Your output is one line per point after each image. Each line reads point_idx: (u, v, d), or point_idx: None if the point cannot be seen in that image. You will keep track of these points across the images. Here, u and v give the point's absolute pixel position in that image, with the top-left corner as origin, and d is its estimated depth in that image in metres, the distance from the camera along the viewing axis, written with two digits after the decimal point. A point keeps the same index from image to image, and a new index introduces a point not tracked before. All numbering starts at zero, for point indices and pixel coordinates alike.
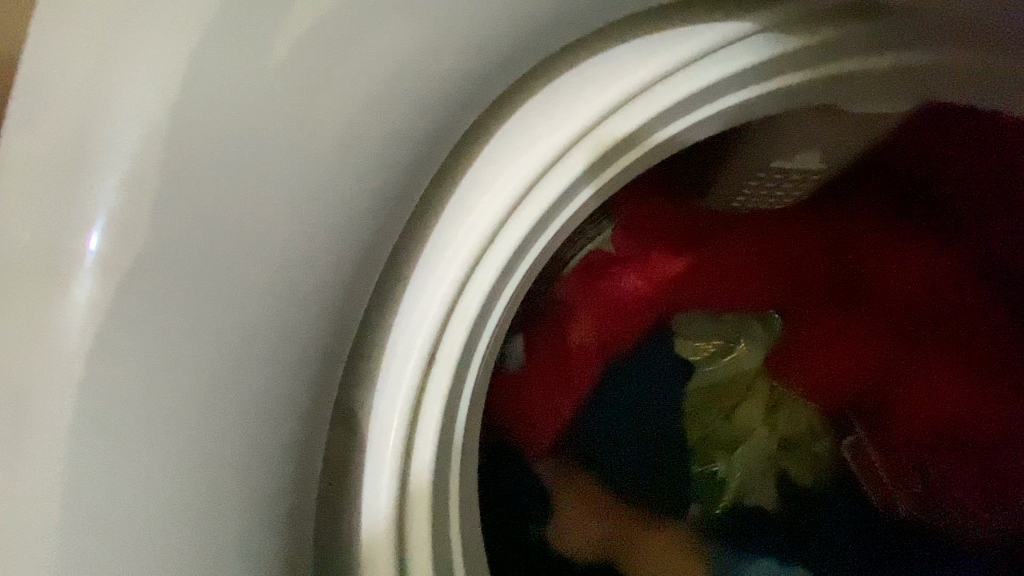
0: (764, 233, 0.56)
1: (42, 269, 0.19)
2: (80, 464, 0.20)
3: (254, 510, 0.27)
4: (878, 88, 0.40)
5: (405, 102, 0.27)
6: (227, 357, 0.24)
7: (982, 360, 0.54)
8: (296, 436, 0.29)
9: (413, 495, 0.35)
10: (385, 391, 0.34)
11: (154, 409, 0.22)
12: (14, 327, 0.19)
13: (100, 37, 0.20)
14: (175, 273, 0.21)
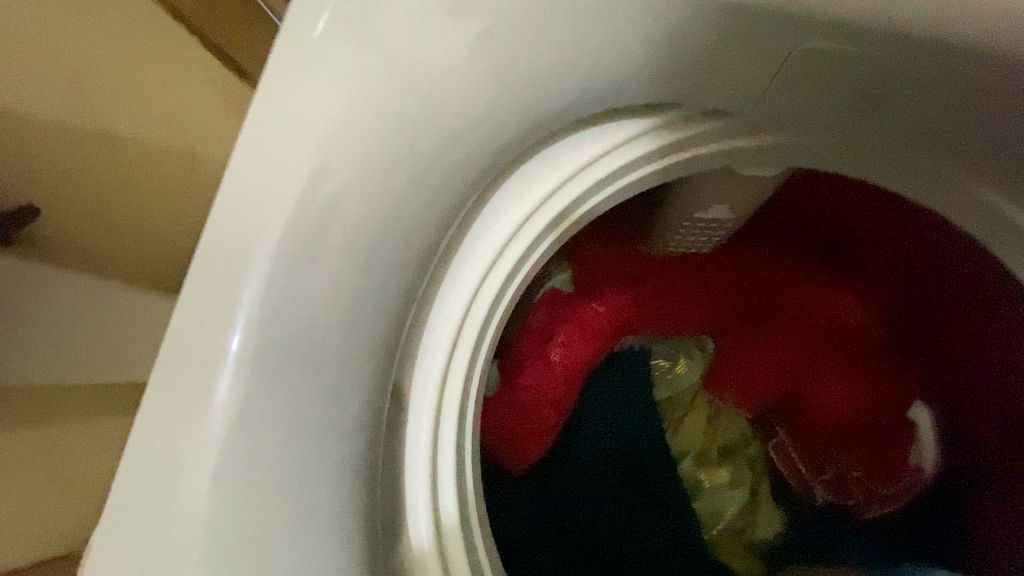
0: (691, 268, 0.67)
1: (227, 293, 0.29)
2: (242, 435, 0.29)
3: (329, 497, 0.32)
4: (822, 167, 0.41)
5: (438, 162, 0.34)
6: (325, 368, 0.32)
7: (868, 364, 0.66)
8: (361, 439, 0.35)
9: (444, 497, 0.38)
10: (414, 402, 0.39)
11: (278, 405, 0.30)
12: (209, 333, 0.29)
13: (266, 152, 0.30)
14: (299, 307, 0.31)
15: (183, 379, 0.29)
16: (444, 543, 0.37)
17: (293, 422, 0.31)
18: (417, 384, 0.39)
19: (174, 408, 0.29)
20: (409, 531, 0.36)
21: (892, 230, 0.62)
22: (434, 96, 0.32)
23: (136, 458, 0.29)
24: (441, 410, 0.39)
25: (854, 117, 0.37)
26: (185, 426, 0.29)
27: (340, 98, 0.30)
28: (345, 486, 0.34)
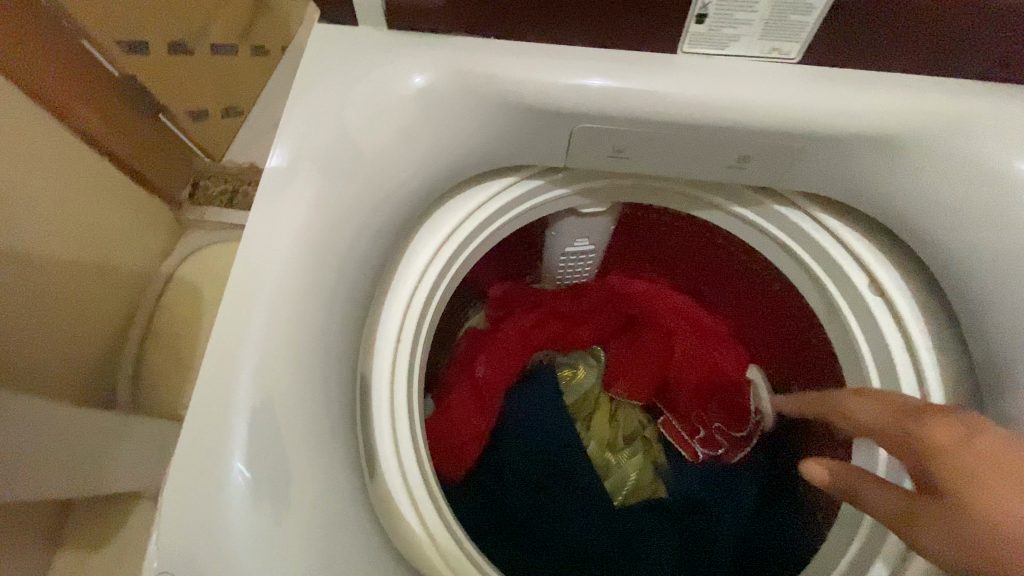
0: (575, 296, 0.85)
1: (236, 333, 0.36)
2: (257, 439, 0.34)
3: (325, 495, 0.36)
4: (639, 194, 0.58)
5: (379, 213, 0.42)
6: (310, 387, 0.37)
7: (713, 346, 0.84)
8: (343, 443, 0.39)
9: (411, 480, 0.42)
10: (376, 403, 0.43)
11: (275, 416, 0.35)
12: (225, 365, 0.36)
13: (261, 226, 0.39)
14: (283, 336, 0.37)
15: (212, 401, 0.35)
16: (423, 510, 0.42)
17: (286, 433, 0.35)
18: (375, 377, 0.44)
19: (206, 422, 0.35)
20: (393, 504, 0.41)
21: (699, 249, 0.77)
22: (370, 164, 0.41)
23: (184, 472, 0.34)
24: (394, 405, 0.44)
25: (643, 178, 0.55)
26: (219, 441, 0.34)
27: (313, 168, 0.39)
28: (337, 484, 0.37)
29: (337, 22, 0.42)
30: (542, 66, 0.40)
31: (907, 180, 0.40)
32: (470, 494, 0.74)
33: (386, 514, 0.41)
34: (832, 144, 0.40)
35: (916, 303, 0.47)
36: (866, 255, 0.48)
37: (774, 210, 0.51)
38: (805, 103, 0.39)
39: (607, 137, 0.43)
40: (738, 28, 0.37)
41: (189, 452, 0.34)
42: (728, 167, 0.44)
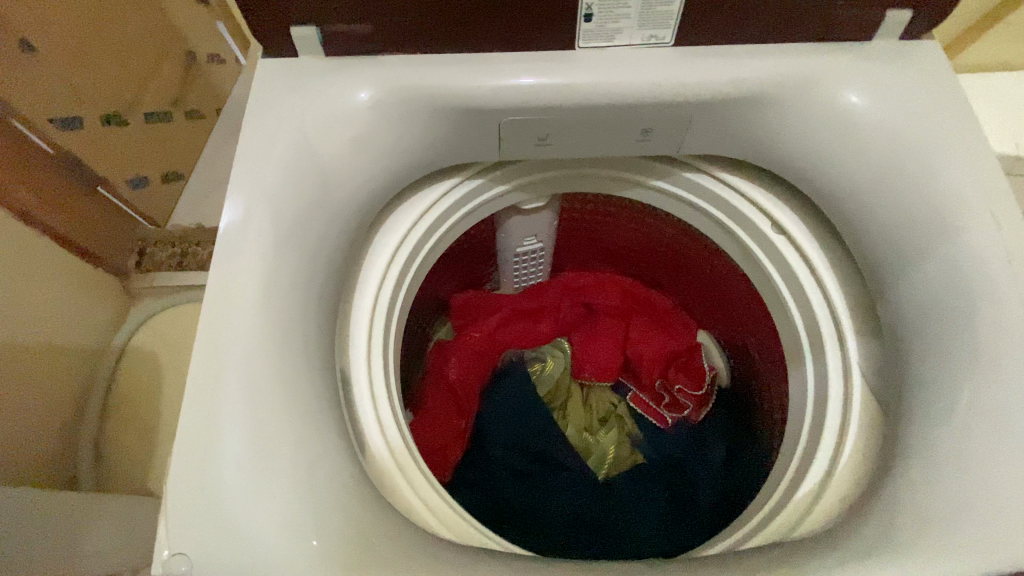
0: (533, 292, 0.90)
1: (218, 337, 0.40)
2: (251, 426, 0.37)
3: (326, 468, 0.38)
4: (571, 184, 0.66)
5: (339, 217, 0.46)
6: (295, 375, 0.40)
7: (662, 319, 0.91)
8: (336, 424, 0.41)
9: (399, 453, 0.46)
10: (359, 392, 0.47)
11: (265, 404, 0.38)
12: (212, 366, 0.39)
13: (230, 240, 0.42)
14: (263, 333, 0.40)
15: (202, 400, 0.38)
16: (412, 479, 0.45)
17: (279, 417, 0.38)
18: (354, 370, 0.47)
19: (198, 420, 0.37)
20: (386, 477, 0.44)
21: (633, 232, 0.85)
22: (324, 173, 0.45)
23: (185, 467, 0.36)
24: (376, 391, 0.47)
25: (571, 167, 0.63)
26: (215, 433, 0.37)
27: (272, 184, 0.44)
28: (335, 457, 0.39)
29: (278, 55, 0.47)
30: (465, 73, 0.47)
31: (779, 127, 0.48)
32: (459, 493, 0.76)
33: (384, 485, 0.44)
34: (714, 108, 0.48)
35: (809, 230, 0.53)
36: (763, 200, 0.55)
37: (683, 176, 0.59)
38: (683, 78, 0.47)
39: (530, 128, 0.50)
40: (619, 21, 0.45)
41: (186, 446, 0.37)
42: (636, 141, 0.51)
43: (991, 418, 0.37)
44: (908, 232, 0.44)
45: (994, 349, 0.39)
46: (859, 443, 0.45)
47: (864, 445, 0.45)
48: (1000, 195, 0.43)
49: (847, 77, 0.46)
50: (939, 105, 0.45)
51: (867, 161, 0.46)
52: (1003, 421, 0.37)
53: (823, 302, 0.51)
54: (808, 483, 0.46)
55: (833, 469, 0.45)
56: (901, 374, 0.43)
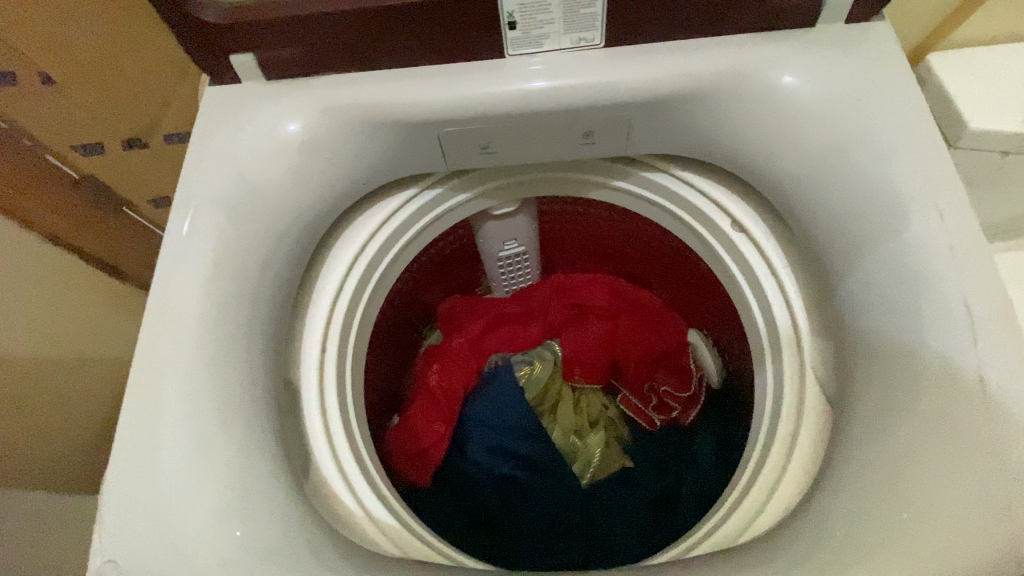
0: (519, 296, 0.90)
1: (158, 353, 0.41)
2: (186, 441, 0.39)
3: (259, 481, 0.40)
4: (536, 186, 0.65)
5: (284, 236, 0.48)
6: (234, 392, 0.42)
7: (652, 318, 0.89)
8: (274, 438, 0.43)
9: (345, 465, 0.47)
10: (308, 404, 0.48)
11: (202, 419, 0.40)
12: (154, 382, 0.40)
13: (172, 260, 0.44)
14: (202, 350, 0.42)
15: (143, 416, 0.40)
16: (357, 490, 0.46)
17: (214, 433, 0.40)
18: (304, 382, 0.49)
19: (138, 435, 0.39)
20: (330, 487, 0.45)
21: (615, 232, 0.84)
22: (267, 195, 0.47)
23: (124, 480, 0.38)
24: (325, 404, 0.49)
25: (532, 172, 0.63)
26: (154, 448, 0.39)
27: (213, 205, 0.46)
28: (269, 471, 0.41)
29: (223, 83, 0.49)
30: (397, 88, 0.47)
31: (724, 125, 0.46)
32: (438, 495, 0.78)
33: (330, 496, 0.45)
34: (650, 107, 0.47)
35: (768, 227, 0.51)
36: (721, 197, 0.53)
37: (642, 176, 0.58)
38: (615, 78, 0.46)
39: (469, 137, 0.50)
40: (544, 27, 0.45)
41: (122, 458, 0.38)
42: (579, 144, 0.51)
43: (919, 419, 0.36)
44: (851, 225, 0.42)
45: (929, 346, 0.37)
46: (806, 449, 0.44)
47: (813, 451, 0.44)
48: (946, 182, 0.40)
49: (790, 66, 0.44)
50: (885, 88, 0.43)
51: (808, 152, 0.44)
52: (934, 422, 0.35)
53: (782, 304, 0.49)
54: (757, 490, 0.45)
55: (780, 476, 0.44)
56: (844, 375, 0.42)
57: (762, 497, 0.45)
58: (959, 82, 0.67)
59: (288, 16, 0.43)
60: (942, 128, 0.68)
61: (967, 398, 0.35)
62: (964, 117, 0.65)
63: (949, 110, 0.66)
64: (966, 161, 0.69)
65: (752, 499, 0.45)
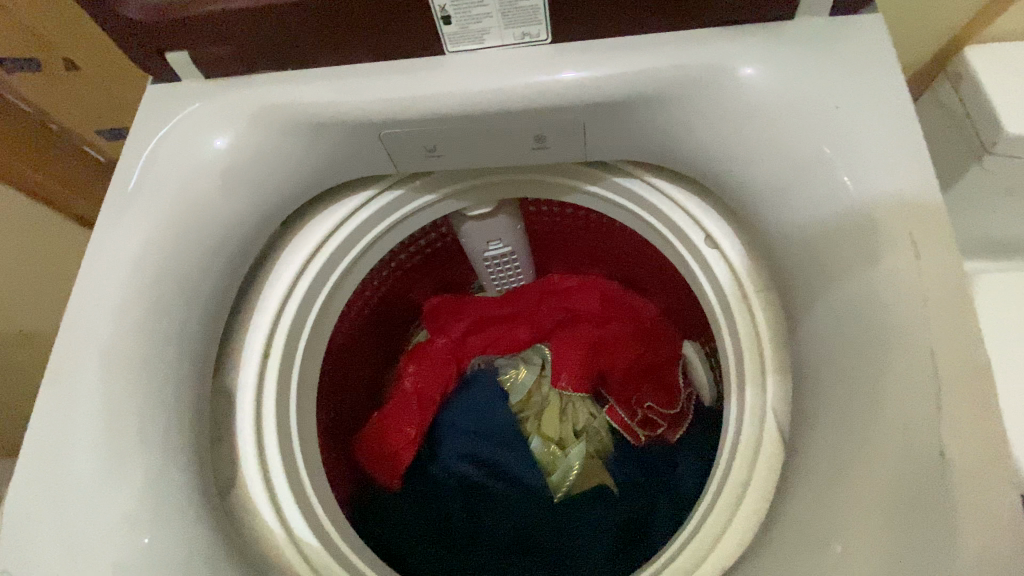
0: (506, 297, 0.85)
1: (75, 359, 0.40)
2: (93, 453, 0.38)
3: (166, 499, 0.39)
4: (507, 187, 0.60)
5: (219, 242, 0.46)
6: (151, 403, 0.41)
7: (643, 326, 0.83)
8: (192, 453, 0.42)
9: (273, 481, 0.46)
10: (241, 415, 0.47)
11: (111, 431, 0.39)
12: (67, 388, 0.39)
13: (97, 262, 0.43)
14: (120, 358, 0.40)
15: (53, 423, 0.39)
16: (281, 509, 0.45)
17: (123, 447, 0.38)
18: (239, 392, 0.48)
19: (47, 443, 0.38)
20: (254, 504, 0.45)
21: (605, 233, 0.77)
22: (200, 199, 0.45)
23: (29, 488, 0.37)
24: (260, 416, 0.48)
25: (501, 176, 0.58)
26: (61, 457, 0.38)
27: (141, 205, 0.44)
28: (180, 488, 0.40)
29: (166, 80, 0.47)
30: (333, 87, 0.44)
31: (691, 130, 0.41)
32: (408, 498, 0.77)
33: (252, 514, 0.44)
34: (604, 111, 0.42)
35: (740, 244, 0.45)
36: (693, 209, 0.48)
37: (614, 181, 0.52)
38: (562, 76, 0.41)
39: (412, 139, 0.46)
40: (482, 21, 0.41)
41: (30, 466, 0.38)
42: (532, 149, 0.47)
43: (864, 491, 0.32)
44: (816, 255, 0.37)
45: (883, 406, 0.33)
46: (755, 500, 0.40)
47: (761, 505, 0.40)
48: (928, 214, 0.35)
49: (763, 67, 0.39)
50: (868, 97, 0.37)
51: (774, 167, 0.39)
52: (879, 494, 0.32)
53: (750, 333, 0.44)
54: (698, 538, 0.42)
55: (725, 527, 0.41)
56: (795, 424, 0.37)
57: (702, 547, 0.42)
58: (1004, 76, 0.57)
59: (215, 11, 0.41)
60: (978, 130, 0.58)
61: (922, 473, 0.31)
62: (1000, 118, 0.55)
63: (988, 110, 0.57)
64: (1007, 169, 0.59)
65: (694, 547, 0.42)
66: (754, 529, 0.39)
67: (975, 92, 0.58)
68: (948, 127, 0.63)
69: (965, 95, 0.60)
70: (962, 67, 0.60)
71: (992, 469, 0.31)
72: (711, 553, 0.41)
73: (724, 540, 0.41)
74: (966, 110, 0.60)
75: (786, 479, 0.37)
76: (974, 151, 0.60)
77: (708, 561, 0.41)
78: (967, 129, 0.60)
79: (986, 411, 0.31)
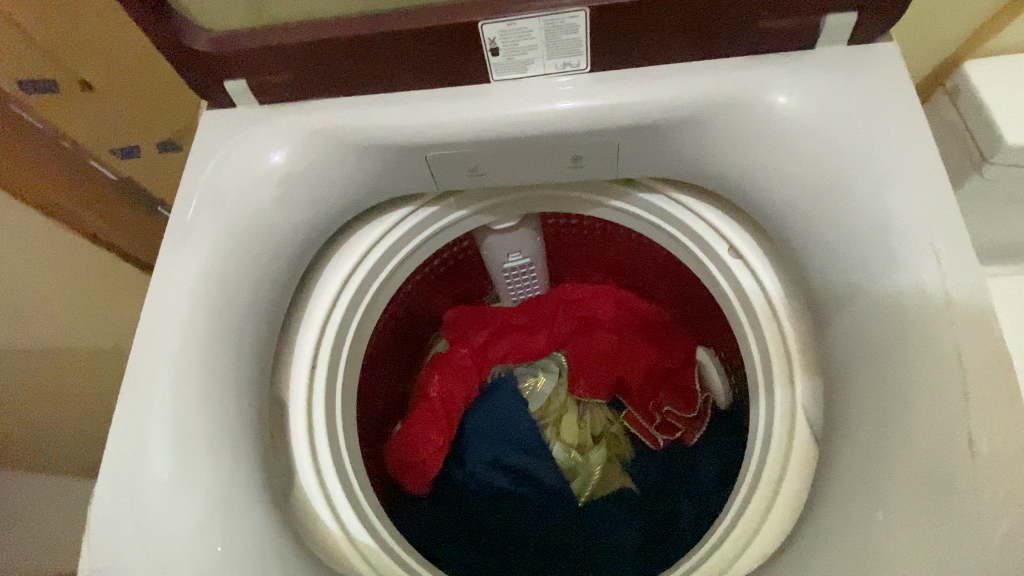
0: (524, 307, 0.87)
1: (148, 373, 0.42)
2: (170, 461, 0.40)
3: (238, 504, 0.41)
4: (535, 202, 0.63)
5: (274, 260, 0.48)
6: (219, 413, 0.43)
7: (658, 332, 0.86)
8: (257, 459, 0.44)
9: (328, 486, 0.48)
10: (295, 423, 0.49)
11: (185, 441, 0.41)
12: (143, 401, 0.42)
13: (163, 282, 0.45)
14: (189, 371, 0.43)
15: (131, 434, 0.41)
16: (338, 512, 0.47)
17: (196, 456, 0.41)
18: (292, 403, 0.50)
19: (128, 453, 0.41)
20: (313, 507, 0.47)
21: (621, 244, 0.80)
22: (257, 219, 0.47)
23: (114, 495, 0.40)
24: (313, 423, 0.50)
25: (529, 193, 0.61)
26: (140, 466, 0.40)
27: (203, 227, 0.46)
28: (249, 493, 0.42)
29: (222, 107, 0.50)
30: (384, 112, 0.47)
31: (722, 150, 0.44)
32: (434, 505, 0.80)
33: (310, 517, 0.46)
34: (639, 133, 0.45)
35: (764, 254, 0.48)
36: (717, 221, 0.51)
37: (639, 197, 0.55)
38: (600, 102, 0.44)
39: (458, 160, 0.49)
40: (527, 52, 0.44)
41: (114, 475, 0.40)
42: (568, 168, 0.50)
43: (896, 481, 0.35)
44: (844, 267, 0.40)
45: (909, 402, 0.36)
46: (791, 493, 0.43)
47: (795, 497, 0.42)
48: (947, 226, 0.38)
49: (789, 93, 0.42)
50: (887, 118, 0.41)
51: (801, 184, 0.42)
52: (912, 484, 0.35)
53: (778, 337, 0.47)
54: (737, 531, 0.45)
55: (763, 519, 0.44)
56: (828, 421, 0.40)
57: (742, 539, 0.44)
58: (1002, 91, 0.61)
59: (276, 45, 0.44)
60: (978, 142, 0.63)
61: (950, 462, 0.34)
62: (1000, 130, 0.59)
63: (988, 123, 0.61)
64: (1007, 177, 0.63)
65: (733, 541, 0.45)
66: (790, 520, 0.42)
67: (974, 106, 0.62)
68: (948, 139, 0.68)
69: (964, 109, 0.64)
70: (960, 82, 0.64)
71: (1015, 456, 0.34)
72: (749, 546, 0.44)
73: (763, 532, 0.43)
74: (966, 123, 0.64)
75: (821, 472, 0.40)
76: (974, 161, 0.64)
77: (749, 552, 0.44)
78: (967, 141, 0.64)
79: (1008, 403, 0.34)
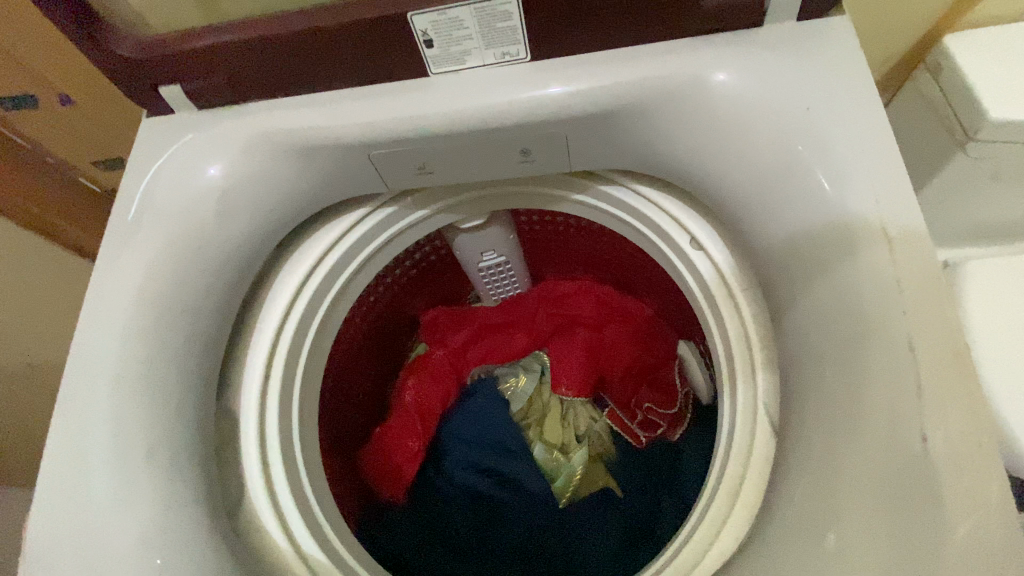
0: (502, 308, 0.86)
1: (82, 389, 0.41)
2: (103, 480, 0.39)
3: (174, 523, 0.39)
4: (496, 200, 0.61)
5: (217, 268, 0.47)
6: (157, 428, 0.41)
7: (638, 328, 0.84)
8: (199, 475, 0.43)
9: (278, 499, 0.47)
10: (245, 436, 0.48)
11: (120, 458, 0.40)
12: (78, 418, 0.40)
13: (100, 294, 0.44)
14: (124, 386, 0.41)
15: (63, 452, 0.40)
16: (288, 526, 0.46)
17: (131, 473, 0.39)
18: (242, 415, 0.49)
19: (60, 473, 0.39)
20: (261, 521, 0.45)
21: (596, 238, 0.78)
22: (196, 227, 0.46)
23: (44, 517, 0.38)
24: (264, 435, 0.49)
25: (489, 190, 0.59)
26: (73, 485, 0.39)
27: (141, 237, 0.45)
28: (187, 509, 0.40)
29: (160, 113, 0.49)
30: (322, 112, 0.45)
31: (672, 136, 0.42)
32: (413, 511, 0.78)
33: (258, 532, 0.45)
34: (586, 123, 0.43)
35: (724, 243, 0.46)
36: (677, 212, 0.49)
37: (598, 189, 0.54)
38: (542, 92, 0.42)
39: (404, 159, 0.48)
40: (464, 43, 0.42)
41: (45, 496, 0.39)
42: (518, 162, 0.48)
43: (853, 480, 0.33)
44: (799, 255, 0.38)
45: (866, 396, 0.34)
46: (750, 494, 0.41)
47: (755, 498, 0.40)
48: (904, 207, 0.36)
49: (738, 73, 0.40)
50: (840, 97, 0.39)
51: (753, 169, 0.40)
52: (869, 483, 0.33)
53: (738, 330, 0.45)
54: (697, 535, 0.43)
55: (723, 523, 0.42)
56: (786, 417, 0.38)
57: (702, 545, 0.42)
58: (983, 64, 0.59)
59: (207, 46, 0.43)
60: (960, 118, 0.60)
61: (908, 460, 0.32)
62: (983, 105, 0.57)
63: (969, 97, 0.58)
64: (993, 154, 0.61)
65: (693, 545, 0.43)
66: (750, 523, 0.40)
67: (956, 81, 0.60)
68: (931, 117, 0.65)
69: (945, 84, 0.61)
70: (940, 57, 0.61)
71: (975, 451, 0.32)
72: (709, 551, 0.42)
73: (722, 536, 0.41)
74: (947, 99, 0.61)
75: (780, 472, 0.38)
76: (957, 139, 0.62)
77: (708, 557, 0.42)
78: (949, 118, 0.62)
79: (966, 395, 0.32)
